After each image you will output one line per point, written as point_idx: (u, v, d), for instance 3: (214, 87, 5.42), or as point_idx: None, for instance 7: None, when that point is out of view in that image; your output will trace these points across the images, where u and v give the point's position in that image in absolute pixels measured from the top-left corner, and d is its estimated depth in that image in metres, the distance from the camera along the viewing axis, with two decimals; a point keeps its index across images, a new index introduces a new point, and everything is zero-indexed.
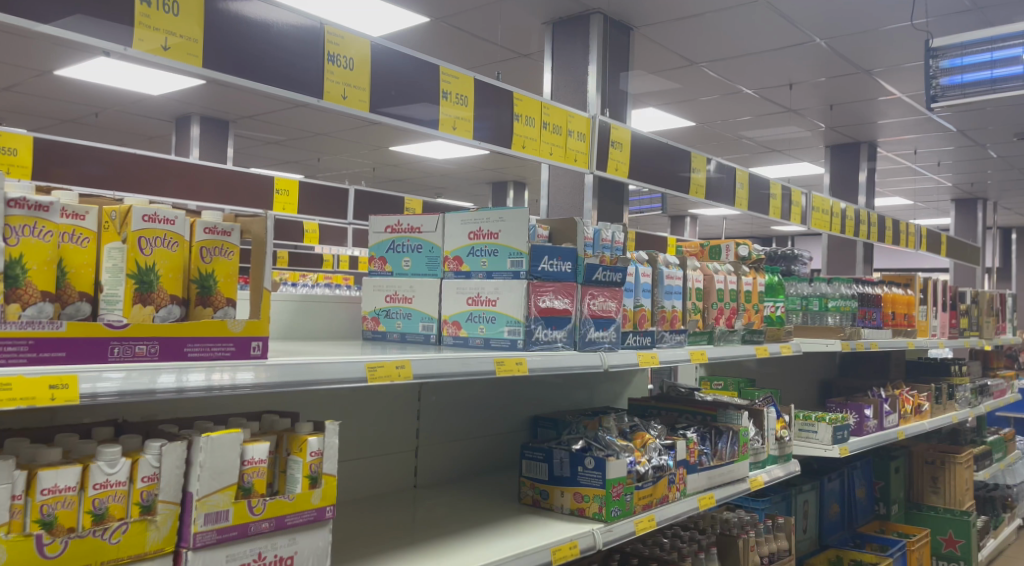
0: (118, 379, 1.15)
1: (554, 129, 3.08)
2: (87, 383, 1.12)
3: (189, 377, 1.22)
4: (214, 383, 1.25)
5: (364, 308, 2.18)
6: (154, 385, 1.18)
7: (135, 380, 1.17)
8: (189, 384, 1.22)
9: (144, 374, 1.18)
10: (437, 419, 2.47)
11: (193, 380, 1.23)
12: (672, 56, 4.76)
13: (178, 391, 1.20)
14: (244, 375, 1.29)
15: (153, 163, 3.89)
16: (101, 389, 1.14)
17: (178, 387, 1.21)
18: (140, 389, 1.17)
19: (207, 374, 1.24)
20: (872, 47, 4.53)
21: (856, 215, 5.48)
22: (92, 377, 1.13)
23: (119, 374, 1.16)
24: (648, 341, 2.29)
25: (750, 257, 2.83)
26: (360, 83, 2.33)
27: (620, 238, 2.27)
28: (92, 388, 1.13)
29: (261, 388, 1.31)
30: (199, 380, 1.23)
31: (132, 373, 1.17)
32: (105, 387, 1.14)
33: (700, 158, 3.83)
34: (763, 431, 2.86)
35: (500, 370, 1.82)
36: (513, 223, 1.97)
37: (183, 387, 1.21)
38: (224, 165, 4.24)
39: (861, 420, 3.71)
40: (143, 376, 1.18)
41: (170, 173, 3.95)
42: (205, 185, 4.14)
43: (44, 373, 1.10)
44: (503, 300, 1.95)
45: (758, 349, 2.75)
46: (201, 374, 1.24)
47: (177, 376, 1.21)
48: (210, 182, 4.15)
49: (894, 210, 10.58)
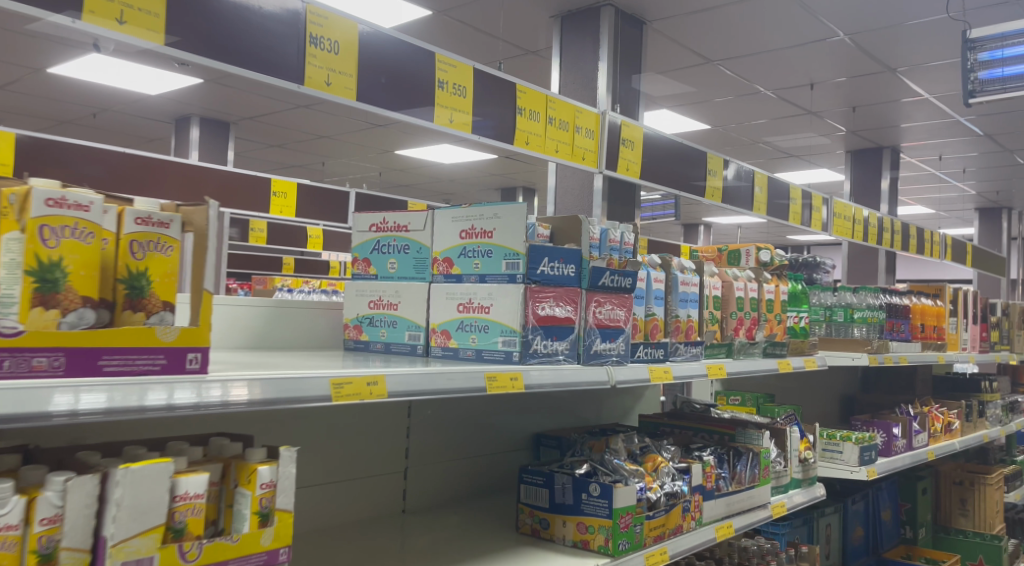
0: (101, 397, 1.03)
1: (561, 125, 2.86)
2: (61, 403, 1.00)
3: (178, 394, 1.10)
4: (205, 401, 1.13)
5: (345, 315, 1.97)
6: (142, 405, 1.06)
7: (122, 398, 1.04)
8: (178, 402, 1.10)
9: (130, 390, 1.06)
10: (430, 437, 2.26)
11: (183, 397, 1.11)
12: (689, 54, 4.55)
13: (167, 409, 1.09)
14: (236, 392, 1.17)
15: (152, 164, 3.76)
16: (82, 406, 1.01)
17: (167, 405, 1.09)
18: (129, 408, 1.05)
19: (197, 389, 1.13)
20: (900, 44, 4.30)
21: (879, 222, 5.24)
22: (69, 397, 1.00)
23: (100, 394, 1.03)
24: (660, 353, 2.07)
25: (772, 263, 2.61)
26: (348, 70, 2.13)
27: (629, 240, 2.05)
28: (72, 407, 1.01)
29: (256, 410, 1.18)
30: (188, 397, 1.11)
31: (115, 392, 1.04)
32: (87, 405, 1.01)
33: (717, 160, 3.61)
34: (786, 452, 2.64)
35: (491, 387, 1.60)
36: (510, 220, 1.76)
37: (173, 404, 1.09)
38: (225, 168, 4.13)
39: (889, 440, 3.44)
40: (130, 395, 1.05)
41: (170, 175, 3.82)
42: (206, 185, 4.04)
43: (16, 393, 0.97)
44: (497, 307, 1.74)
45: (779, 362, 2.54)
46: (191, 390, 1.12)
47: (166, 394, 1.09)
48: (210, 184, 4.03)
49: (916, 220, 10.29)
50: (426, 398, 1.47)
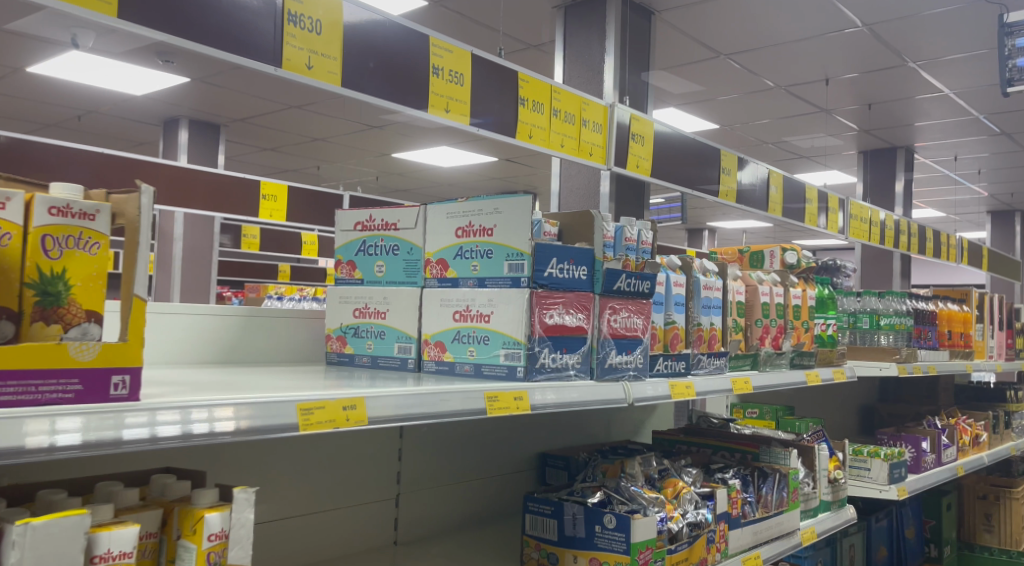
0: (77, 429, 0.89)
1: (566, 118, 2.65)
2: (35, 435, 0.86)
3: (160, 423, 0.97)
4: (190, 433, 0.99)
5: (328, 325, 1.75)
6: (120, 437, 0.92)
7: (98, 427, 0.91)
8: (161, 434, 0.96)
9: (107, 417, 0.92)
10: (424, 462, 2.05)
11: (166, 427, 0.97)
12: (698, 48, 4.33)
13: (149, 443, 0.95)
14: (222, 419, 1.03)
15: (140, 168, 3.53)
16: (58, 442, 0.87)
17: (150, 438, 0.95)
18: (105, 441, 0.91)
19: (182, 416, 0.99)
20: (921, 36, 4.08)
21: (896, 225, 5.02)
22: (45, 426, 0.87)
23: (76, 423, 0.89)
24: (681, 367, 1.85)
25: (798, 266, 2.40)
26: (331, 52, 1.91)
27: (647, 239, 1.82)
28: (48, 442, 0.87)
29: (242, 437, 1.04)
30: (172, 428, 0.97)
31: (92, 417, 0.91)
32: (65, 440, 0.88)
33: (731, 157, 3.37)
34: (815, 472, 2.40)
35: (492, 409, 1.38)
36: (513, 215, 1.54)
37: (155, 437, 0.95)
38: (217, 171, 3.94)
39: (918, 455, 3.20)
40: (106, 424, 0.92)
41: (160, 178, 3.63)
42: (196, 190, 3.81)
43: None
44: (499, 314, 1.52)
45: (808, 374, 2.31)
46: (175, 418, 0.98)
47: (148, 423, 0.95)
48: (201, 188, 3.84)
49: (929, 224, 10.05)
50: (427, 422, 1.27)
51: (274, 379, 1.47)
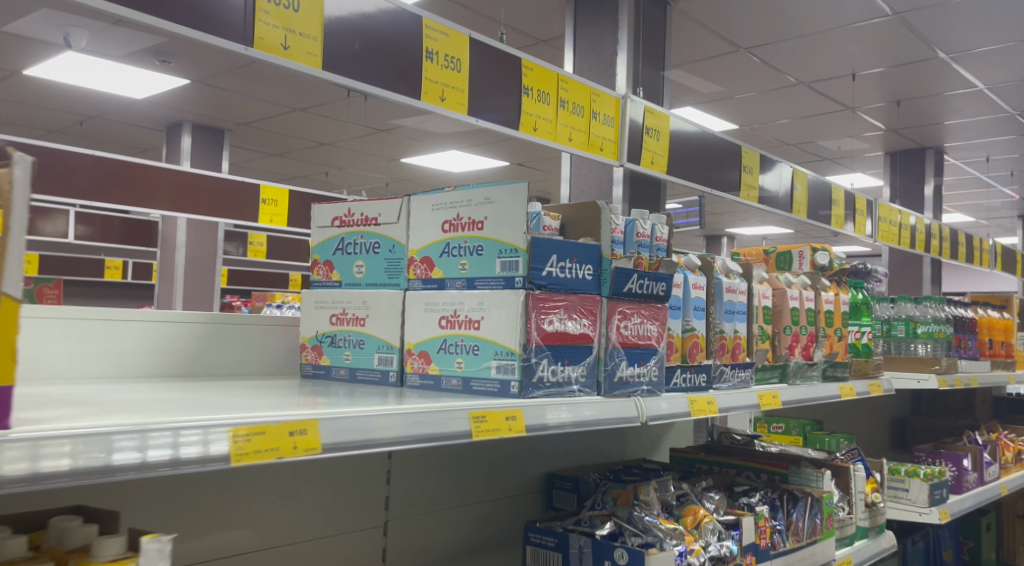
0: (64, 454, 0.83)
1: (575, 109, 2.44)
2: (16, 462, 0.81)
3: (153, 447, 0.89)
4: (182, 458, 0.91)
5: (302, 333, 1.56)
6: (111, 463, 0.86)
7: (86, 453, 0.85)
8: (152, 460, 0.89)
9: (96, 441, 0.86)
10: (418, 487, 1.84)
11: (157, 452, 0.90)
12: (717, 41, 4.12)
13: (140, 470, 0.87)
14: (217, 442, 0.94)
15: (142, 173, 3.34)
16: (43, 469, 0.82)
17: (140, 465, 0.88)
18: (95, 468, 0.85)
19: (174, 439, 0.91)
20: (955, 26, 3.85)
21: (926, 228, 4.77)
22: (26, 452, 0.81)
23: (64, 449, 0.84)
24: (702, 380, 1.64)
25: (830, 268, 2.17)
26: (310, 31, 1.72)
27: (662, 235, 1.60)
28: (30, 469, 0.81)
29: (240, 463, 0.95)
30: (164, 452, 0.90)
31: (79, 442, 0.85)
32: (47, 466, 0.82)
33: (754, 155, 3.15)
34: (850, 496, 2.17)
35: (479, 432, 1.18)
36: (504, 206, 1.34)
37: (145, 462, 0.88)
38: (223, 175, 3.75)
39: (960, 474, 2.95)
40: (95, 448, 0.85)
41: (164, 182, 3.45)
42: (200, 196, 3.62)
43: None
44: (490, 320, 1.31)
45: (842, 388, 2.09)
46: (167, 440, 0.90)
47: (138, 447, 0.88)
48: (206, 192, 3.66)
49: (959, 228, 9.74)
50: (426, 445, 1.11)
51: (233, 394, 1.29)
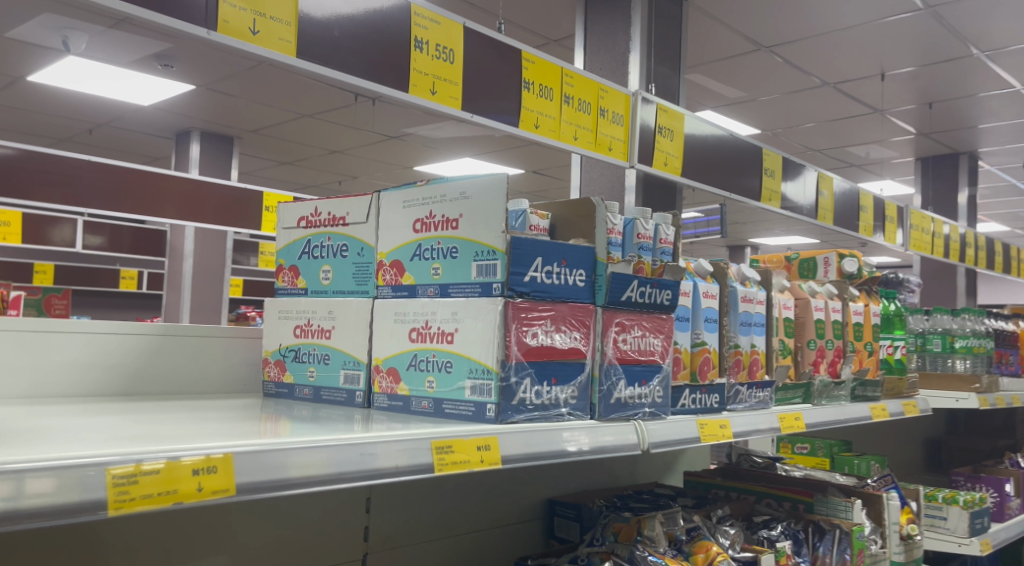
0: (51, 485, 0.78)
1: (582, 107, 2.26)
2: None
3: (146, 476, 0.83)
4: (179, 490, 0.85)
5: (265, 347, 1.40)
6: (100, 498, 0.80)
7: (73, 487, 0.79)
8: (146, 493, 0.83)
9: (87, 472, 0.80)
10: (399, 516, 1.65)
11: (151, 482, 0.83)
12: (737, 39, 3.93)
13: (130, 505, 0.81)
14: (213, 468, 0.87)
15: (150, 182, 3.08)
16: (26, 505, 0.76)
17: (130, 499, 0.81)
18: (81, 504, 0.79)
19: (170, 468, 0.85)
20: (992, 21, 3.63)
21: (961, 237, 4.54)
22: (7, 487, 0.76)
23: (48, 483, 0.78)
24: (714, 402, 1.46)
25: (859, 276, 1.98)
26: (282, 15, 1.55)
27: (668, 237, 1.40)
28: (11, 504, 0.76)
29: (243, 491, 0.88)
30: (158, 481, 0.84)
31: (68, 474, 0.79)
32: (31, 500, 0.77)
33: (775, 158, 2.96)
34: (883, 528, 1.98)
35: (441, 467, 1.02)
36: (481, 203, 1.17)
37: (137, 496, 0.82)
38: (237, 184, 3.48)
39: (1002, 501, 2.73)
40: (82, 479, 0.80)
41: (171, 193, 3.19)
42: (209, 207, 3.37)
43: None
44: (465, 333, 1.14)
45: (873, 409, 1.89)
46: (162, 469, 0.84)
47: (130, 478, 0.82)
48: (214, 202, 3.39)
49: (994, 237, 9.43)
50: (355, 485, 0.95)
51: (192, 417, 1.15)
